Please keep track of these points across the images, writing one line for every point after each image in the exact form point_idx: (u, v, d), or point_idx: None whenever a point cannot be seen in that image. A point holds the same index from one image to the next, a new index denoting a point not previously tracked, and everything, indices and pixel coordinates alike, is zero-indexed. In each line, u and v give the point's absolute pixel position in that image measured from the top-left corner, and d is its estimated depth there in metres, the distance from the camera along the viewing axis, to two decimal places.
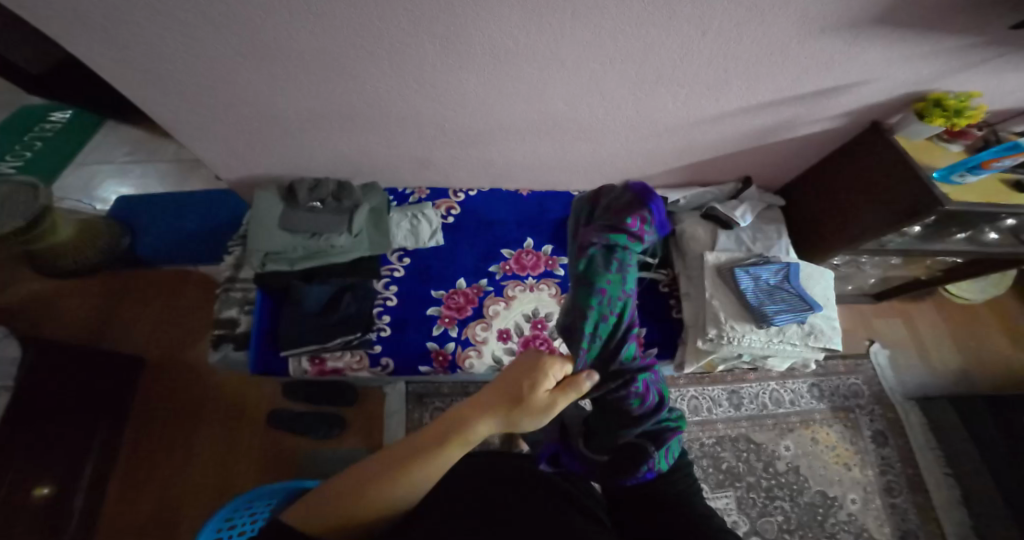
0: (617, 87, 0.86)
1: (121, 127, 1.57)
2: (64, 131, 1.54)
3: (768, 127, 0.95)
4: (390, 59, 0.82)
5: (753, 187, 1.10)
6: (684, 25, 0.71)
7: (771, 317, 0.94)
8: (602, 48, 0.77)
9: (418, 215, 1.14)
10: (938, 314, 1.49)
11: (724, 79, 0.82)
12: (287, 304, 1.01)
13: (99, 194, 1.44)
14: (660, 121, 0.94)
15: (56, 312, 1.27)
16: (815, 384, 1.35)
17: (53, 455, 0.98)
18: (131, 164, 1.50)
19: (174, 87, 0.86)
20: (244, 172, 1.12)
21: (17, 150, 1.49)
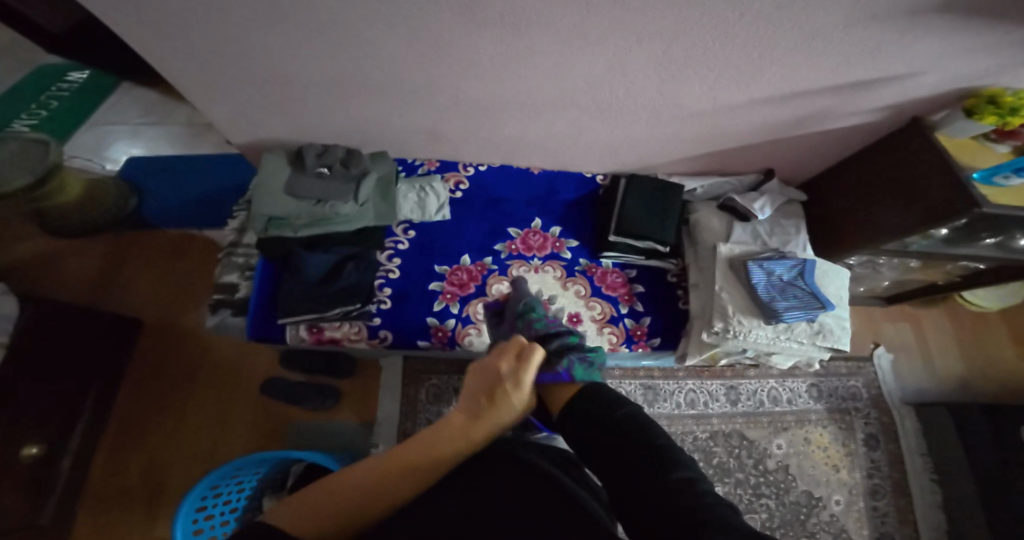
0: (641, 66, 0.82)
1: (137, 87, 1.51)
2: (81, 92, 1.49)
3: (794, 118, 0.92)
4: (407, 26, 0.78)
5: (775, 180, 1.08)
6: (723, 6, 0.67)
7: (782, 313, 0.92)
8: (631, 24, 0.73)
9: (426, 188, 1.11)
10: (948, 319, 1.48)
11: (756, 64, 0.79)
12: (289, 271, 0.99)
13: (109, 154, 1.40)
14: (682, 105, 0.91)
15: (57, 271, 1.25)
16: (815, 384, 1.33)
17: (44, 415, 0.96)
18: (144, 125, 1.45)
19: (185, 45, 0.81)
20: (255, 136, 1.09)
21: (32, 109, 1.44)
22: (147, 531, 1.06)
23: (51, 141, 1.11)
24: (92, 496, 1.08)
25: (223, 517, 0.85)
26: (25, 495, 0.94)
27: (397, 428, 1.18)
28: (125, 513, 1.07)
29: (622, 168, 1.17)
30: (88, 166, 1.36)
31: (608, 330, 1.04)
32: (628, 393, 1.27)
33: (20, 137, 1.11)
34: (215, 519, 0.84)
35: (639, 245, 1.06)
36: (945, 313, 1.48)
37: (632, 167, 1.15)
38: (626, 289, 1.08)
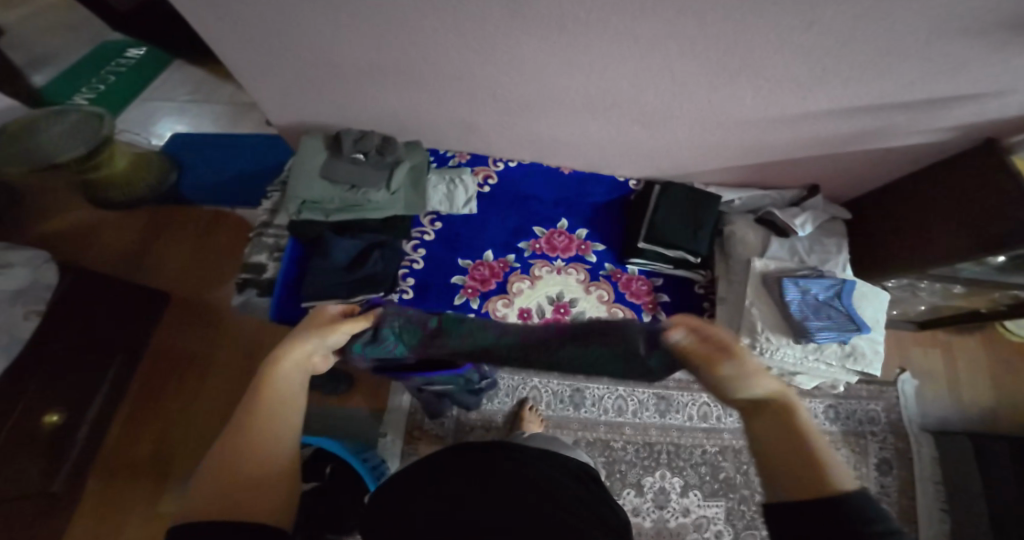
0: (693, 72, 0.80)
1: (186, 66, 1.52)
2: (138, 69, 1.50)
3: (844, 134, 0.90)
4: (454, 16, 0.77)
5: (819, 196, 1.05)
6: (790, 15, 0.66)
7: (812, 333, 0.90)
8: (686, 29, 0.72)
9: (456, 180, 1.10)
10: (984, 350, 1.42)
11: (815, 76, 0.77)
12: (315, 255, 0.99)
13: (156, 130, 1.41)
14: (730, 114, 0.89)
15: (97, 241, 1.28)
16: (832, 406, 1.31)
17: (68, 383, 0.97)
18: (191, 103, 1.46)
19: (239, 25, 0.80)
20: (295, 119, 1.08)
21: (93, 83, 1.46)
22: (153, 505, 1.06)
23: (106, 114, 1.12)
24: (106, 464, 1.09)
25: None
26: (40, 462, 0.94)
27: (405, 417, 1.20)
28: (134, 485, 1.08)
29: (657, 174, 1.14)
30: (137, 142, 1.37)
31: None
32: (641, 402, 1.26)
33: (78, 110, 1.11)
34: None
35: (668, 253, 1.03)
36: (979, 341, 1.43)
37: (667, 173, 1.13)
38: (651, 298, 1.05)
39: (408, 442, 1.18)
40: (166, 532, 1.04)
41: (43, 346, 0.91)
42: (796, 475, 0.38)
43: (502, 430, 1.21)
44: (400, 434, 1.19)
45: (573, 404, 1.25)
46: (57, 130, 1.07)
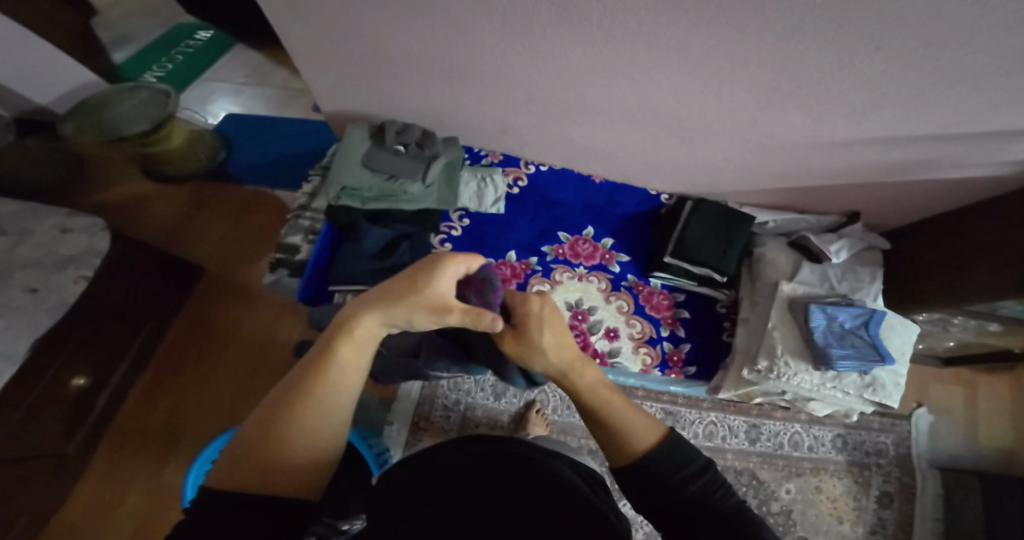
0: (741, 92, 0.81)
1: (246, 49, 1.60)
2: (205, 49, 1.59)
3: (887, 165, 0.90)
4: (504, 17, 0.80)
5: (859, 224, 1.03)
6: (850, 39, 0.67)
7: (835, 361, 0.88)
8: (737, 47, 0.73)
9: (487, 178, 1.11)
10: (1010, 392, 1.37)
11: (868, 103, 0.77)
12: (348, 241, 1.00)
13: (213, 110, 1.47)
14: (774, 136, 0.90)
15: (141, 213, 1.32)
16: (841, 435, 1.30)
17: (96, 346, 1.00)
18: (246, 85, 1.52)
19: (302, 10, 0.84)
20: (341, 106, 1.10)
21: (162, 62, 1.55)
22: (159, 472, 1.08)
23: (171, 93, 1.20)
24: (120, 427, 1.12)
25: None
26: (64, 421, 0.96)
27: (413, 407, 1.21)
28: (143, 452, 1.10)
29: (690, 190, 1.14)
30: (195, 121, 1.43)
31: (644, 350, 1.02)
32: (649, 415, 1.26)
33: (149, 86, 1.21)
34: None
35: (695, 270, 1.03)
36: (1008, 384, 1.38)
37: (701, 191, 1.13)
38: (671, 312, 1.05)
39: (413, 433, 1.19)
40: (171, 499, 1.06)
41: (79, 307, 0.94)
42: (609, 445, 0.48)
43: (507, 429, 1.21)
44: (406, 423, 1.20)
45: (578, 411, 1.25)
46: (132, 105, 1.19)
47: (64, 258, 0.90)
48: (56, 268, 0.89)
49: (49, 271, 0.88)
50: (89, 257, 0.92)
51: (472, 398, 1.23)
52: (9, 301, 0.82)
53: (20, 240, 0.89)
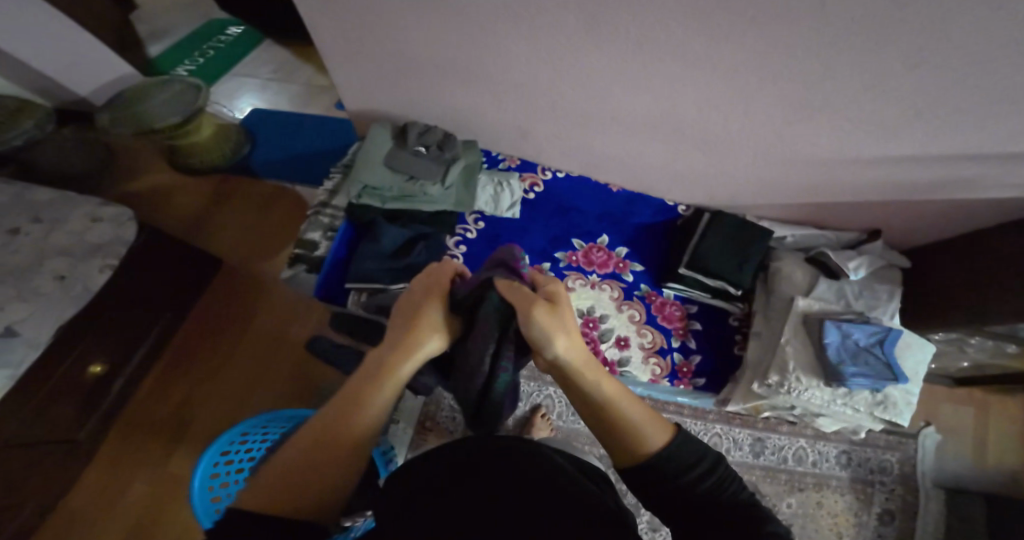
0: (768, 107, 0.82)
1: (275, 45, 1.68)
2: (233, 43, 1.69)
3: (911, 183, 0.89)
4: (532, 24, 0.81)
5: (879, 242, 1.01)
6: (882, 55, 0.67)
7: (846, 378, 0.88)
8: (769, 60, 0.73)
9: (503, 183, 1.11)
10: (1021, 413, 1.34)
11: (900, 120, 0.77)
12: (366, 239, 1.01)
13: (239, 105, 1.55)
14: (797, 150, 0.90)
15: (167, 202, 1.37)
16: (846, 451, 1.28)
17: (115, 334, 1.01)
18: (271, 80, 1.60)
19: (335, 9, 0.86)
20: (365, 106, 1.12)
21: (194, 55, 1.66)
22: (166, 461, 1.08)
23: (202, 88, 1.26)
24: (131, 415, 1.13)
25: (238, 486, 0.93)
26: (78, 408, 0.98)
27: (419, 410, 1.21)
28: (150, 441, 1.10)
29: (707, 202, 1.14)
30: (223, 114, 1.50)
31: (653, 360, 1.01)
32: None
33: (180, 81, 1.27)
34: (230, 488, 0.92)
35: (709, 282, 1.03)
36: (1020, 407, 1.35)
37: (718, 203, 1.13)
38: (682, 323, 1.05)
39: (418, 433, 1.19)
40: (177, 490, 1.06)
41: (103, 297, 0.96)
42: (615, 439, 0.45)
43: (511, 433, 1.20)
44: (412, 424, 1.20)
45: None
46: (165, 98, 1.24)
47: (94, 246, 0.92)
48: (86, 256, 0.91)
49: (79, 259, 0.90)
50: (116, 246, 0.94)
51: None
52: (39, 288, 0.84)
53: (51, 228, 0.91)
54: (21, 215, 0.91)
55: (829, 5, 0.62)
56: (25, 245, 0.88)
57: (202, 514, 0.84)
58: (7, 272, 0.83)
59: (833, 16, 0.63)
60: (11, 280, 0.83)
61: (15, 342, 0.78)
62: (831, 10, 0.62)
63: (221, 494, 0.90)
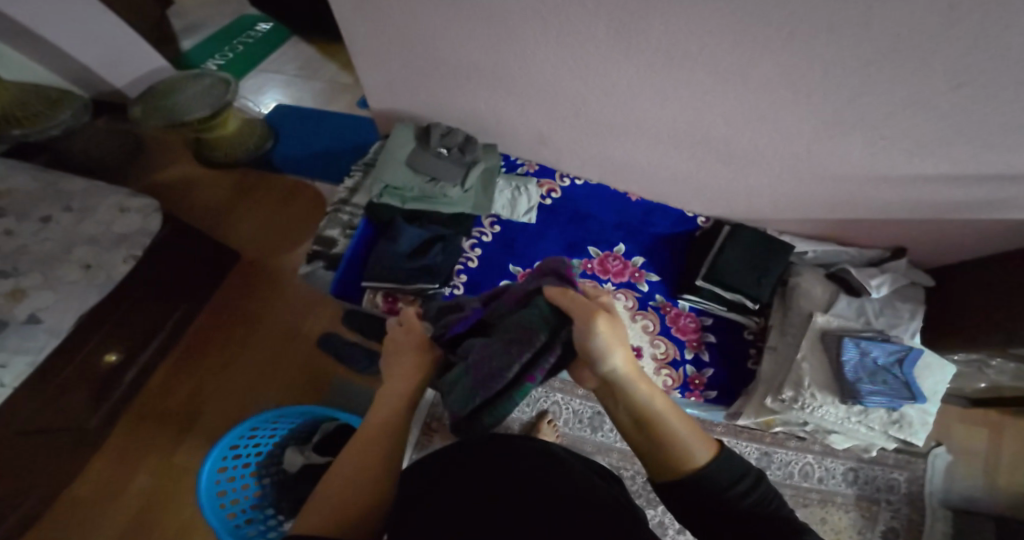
0: (797, 122, 0.82)
1: (301, 43, 1.80)
2: (263, 41, 1.82)
3: (940, 202, 0.88)
4: (558, 30, 0.82)
5: (904, 260, 1.00)
6: (907, 74, 0.68)
7: (863, 396, 0.86)
8: (800, 74, 0.73)
9: (521, 188, 1.11)
10: None
11: (938, 138, 0.76)
12: (384, 238, 1.01)
13: (264, 100, 1.63)
14: (823, 166, 0.90)
15: (194, 194, 1.46)
16: (853, 469, 1.19)
17: (130, 323, 1.05)
18: (296, 78, 1.70)
19: (367, 6, 0.90)
20: (389, 105, 1.15)
21: (225, 51, 1.79)
22: (172, 453, 1.08)
23: (231, 83, 1.32)
24: (140, 406, 1.13)
25: (242, 481, 0.92)
26: (91, 395, 1.00)
27: (427, 408, 1.19)
28: (157, 430, 1.11)
29: (727, 215, 1.13)
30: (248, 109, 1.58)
31: (665, 371, 0.98)
32: None
33: (212, 76, 1.34)
34: (235, 483, 0.91)
35: (726, 295, 1.00)
36: None
37: (738, 216, 1.12)
38: (697, 336, 1.02)
39: (424, 433, 1.16)
40: (181, 482, 1.05)
41: (122, 288, 1.01)
42: (659, 452, 0.44)
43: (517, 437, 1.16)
44: (419, 424, 1.17)
45: (589, 426, 1.18)
46: (194, 92, 1.31)
47: (119, 236, 0.98)
48: (110, 246, 0.96)
49: (104, 248, 0.95)
50: (140, 236, 0.99)
51: None
52: (64, 276, 0.90)
53: (84, 218, 0.98)
54: (54, 205, 0.99)
55: (873, 17, 0.62)
56: (57, 233, 0.95)
57: (208, 507, 0.83)
58: (38, 259, 0.91)
59: (876, 30, 0.63)
60: (41, 267, 0.90)
61: (38, 330, 0.84)
62: (877, 27, 0.63)
63: (227, 488, 0.89)
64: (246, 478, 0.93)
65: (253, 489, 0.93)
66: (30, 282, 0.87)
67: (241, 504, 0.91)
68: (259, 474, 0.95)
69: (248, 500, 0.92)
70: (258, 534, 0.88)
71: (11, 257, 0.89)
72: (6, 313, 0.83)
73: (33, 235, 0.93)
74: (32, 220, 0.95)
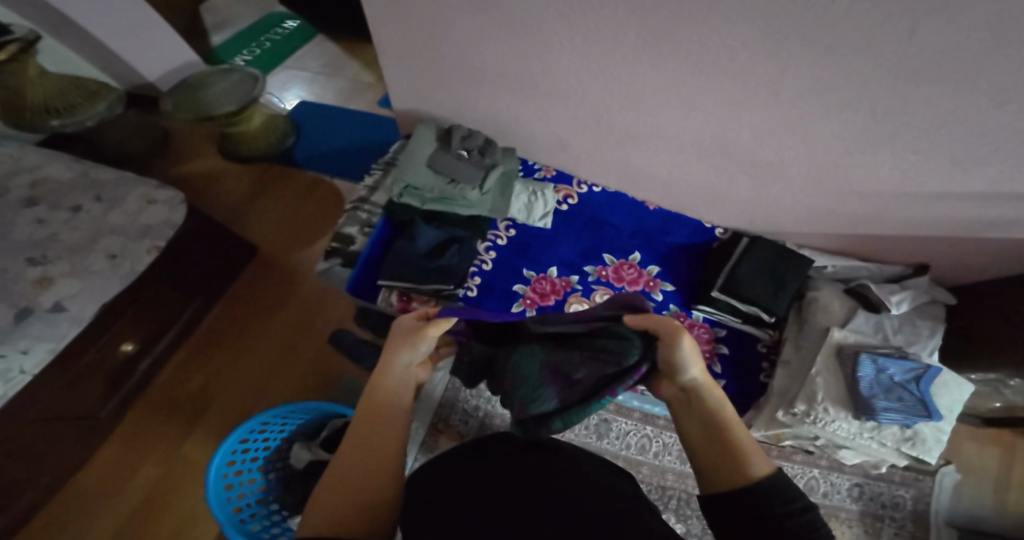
0: (826, 136, 0.82)
1: (326, 41, 1.85)
2: (290, 37, 1.88)
3: (966, 221, 0.87)
4: (586, 37, 0.82)
5: (926, 278, 0.99)
6: (935, 90, 0.68)
7: (878, 413, 0.85)
8: (828, 89, 0.74)
9: (538, 193, 1.11)
10: None
11: (975, 157, 0.75)
12: (401, 237, 1.02)
13: (287, 96, 1.69)
14: (855, 182, 0.89)
15: (216, 187, 1.50)
16: (859, 484, 1.12)
17: (146, 314, 1.07)
18: (320, 74, 1.75)
19: (397, 8, 0.91)
20: (412, 106, 1.16)
21: (253, 47, 1.85)
22: (179, 444, 1.08)
23: (259, 79, 1.37)
24: (153, 395, 1.14)
25: (249, 475, 0.92)
26: (105, 382, 1.02)
27: (434, 409, 1.14)
28: (165, 420, 1.11)
29: (745, 227, 1.13)
30: (273, 105, 1.65)
31: None
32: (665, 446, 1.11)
33: (242, 71, 1.40)
34: (242, 477, 0.91)
35: (742, 307, 0.99)
36: None
37: (757, 228, 1.12)
38: (710, 346, 1.01)
39: (430, 433, 1.12)
40: (186, 472, 1.05)
41: (143, 279, 1.03)
42: (720, 461, 0.45)
43: None
44: (425, 424, 1.13)
45: (596, 433, 1.13)
46: (224, 86, 1.37)
47: (145, 227, 1.00)
48: (135, 237, 0.98)
49: (130, 239, 0.98)
50: (164, 228, 1.01)
51: (491, 405, 1.16)
52: (91, 266, 0.92)
53: (113, 208, 1.00)
54: (85, 195, 1.02)
55: (918, 34, 0.62)
56: (87, 222, 0.97)
57: (216, 504, 0.83)
58: (67, 248, 0.93)
59: (919, 47, 0.63)
60: (69, 256, 0.92)
61: (63, 318, 0.87)
62: (919, 44, 0.63)
63: (234, 482, 0.89)
64: (252, 472, 0.93)
65: (258, 483, 0.93)
66: (58, 270, 0.90)
67: (246, 498, 0.91)
68: (265, 469, 0.95)
69: (252, 495, 0.92)
70: (261, 530, 0.88)
71: (41, 246, 0.92)
72: (32, 301, 0.86)
73: (63, 224, 0.96)
74: (63, 210, 0.99)
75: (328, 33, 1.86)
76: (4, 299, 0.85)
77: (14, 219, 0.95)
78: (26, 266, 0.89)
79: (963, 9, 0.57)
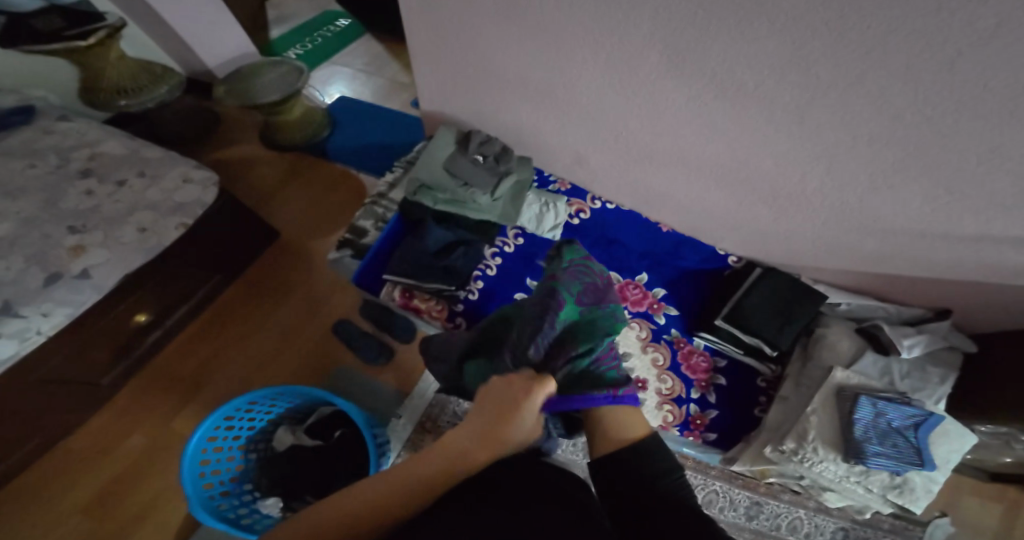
0: (850, 167, 0.83)
1: (371, 40, 1.90)
2: (341, 34, 1.93)
3: (989, 265, 0.86)
4: (612, 54, 0.84)
5: (946, 322, 0.98)
6: (969, 128, 0.68)
7: (868, 457, 0.83)
8: (859, 121, 0.75)
9: (550, 204, 1.12)
10: None
11: (1012, 199, 0.74)
12: (412, 234, 1.04)
13: (329, 90, 1.73)
14: (881, 219, 0.89)
15: (244, 172, 1.54)
16: (846, 530, 1.09)
17: (162, 289, 1.10)
18: (362, 71, 1.79)
19: (440, 15, 0.94)
20: (445, 111, 1.19)
21: (304, 41, 1.91)
22: (172, 416, 1.10)
23: (302, 72, 1.43)
24: (155, 369, 1.16)
25: (228, 453, 0.94)
26: (116, 348, 1.06)
27: (425, 406, 1.09)
28: (161, 393, 1.13)
29: (761, 257, 1.14)
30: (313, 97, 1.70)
31: (668, 407, 0.99)
32: None
33: (288, 63, 1.45)
34: (221, 453, 0.92)
35: (744, 338, 0.99)
36: None
37: (772, 260, 1.12)
38: (707, 376, 1.02)
39: (417, 432, 1.06)
40: (176, 446, 1.07)
41: (165, 254, 1.06)
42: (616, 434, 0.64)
43: None
44: (412, 421, 1.07)
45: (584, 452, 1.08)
46: (271, 77, 1.43)
47: (177, 204, 1.03)
48: (166, 213, 1.01)
49: (160, 215, 1.00)
50: (193, 206, 1.04)
51: None
52: (121, 237, 0.96)
53: (151, 184, 1.04)
54: (131, 170, 1.05)
55: (959, 65, 0.62)
56: (128, 197, 1.01)
57: (188, 475, 0.83)
58: (105, 219, 0.97)
59: (960, 77, 0.63)
60: (104, 227, 0.96)
61: (85, 283, 0.90)
62: (961, 74, 0.63)
63: (212, 458, 0.90)
64: (233, 450, 0.95)
65: (237, 462, 0.95)
66: (92, 240, 0.94)
67: (221, 475, 0.91)
68: (246, 449, 0.97)
69: (229, 472, 0.93)
70: (228, 508, 0.88)
71: (83, 215, 0.97)
72: (63, 266, 0.90)
73: (107, 196, 1.00)
74: (109, 183, 1.02)
75: (374, 32, 1.90)
76: (38, 261, 0.89)
77: (66, 189, 1.00)
78: (66, 233, 0.93)
79: (1006, 46, 0.57)
